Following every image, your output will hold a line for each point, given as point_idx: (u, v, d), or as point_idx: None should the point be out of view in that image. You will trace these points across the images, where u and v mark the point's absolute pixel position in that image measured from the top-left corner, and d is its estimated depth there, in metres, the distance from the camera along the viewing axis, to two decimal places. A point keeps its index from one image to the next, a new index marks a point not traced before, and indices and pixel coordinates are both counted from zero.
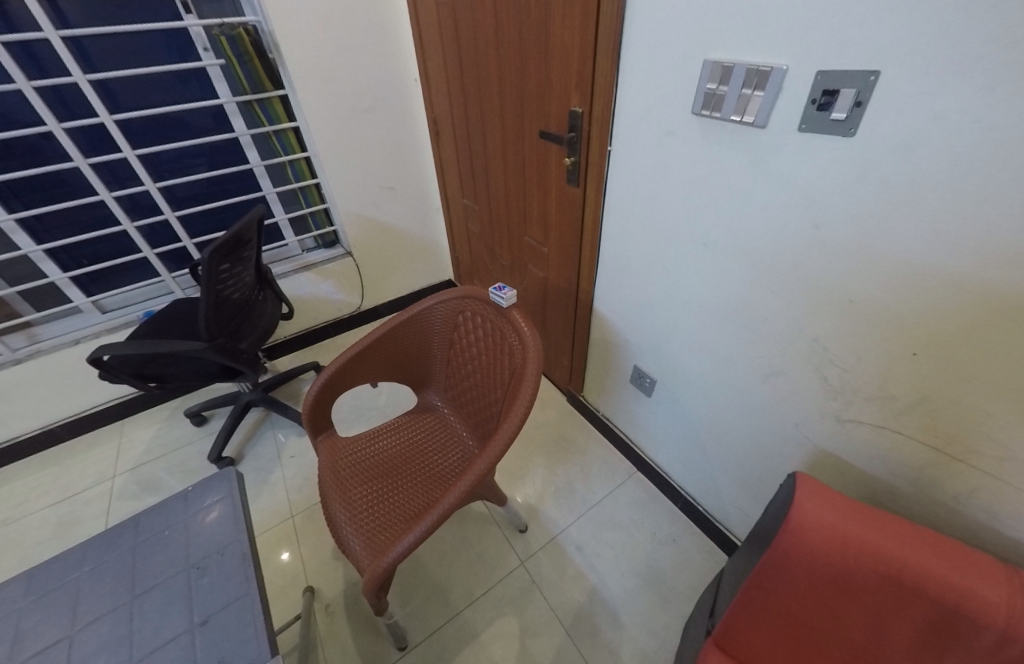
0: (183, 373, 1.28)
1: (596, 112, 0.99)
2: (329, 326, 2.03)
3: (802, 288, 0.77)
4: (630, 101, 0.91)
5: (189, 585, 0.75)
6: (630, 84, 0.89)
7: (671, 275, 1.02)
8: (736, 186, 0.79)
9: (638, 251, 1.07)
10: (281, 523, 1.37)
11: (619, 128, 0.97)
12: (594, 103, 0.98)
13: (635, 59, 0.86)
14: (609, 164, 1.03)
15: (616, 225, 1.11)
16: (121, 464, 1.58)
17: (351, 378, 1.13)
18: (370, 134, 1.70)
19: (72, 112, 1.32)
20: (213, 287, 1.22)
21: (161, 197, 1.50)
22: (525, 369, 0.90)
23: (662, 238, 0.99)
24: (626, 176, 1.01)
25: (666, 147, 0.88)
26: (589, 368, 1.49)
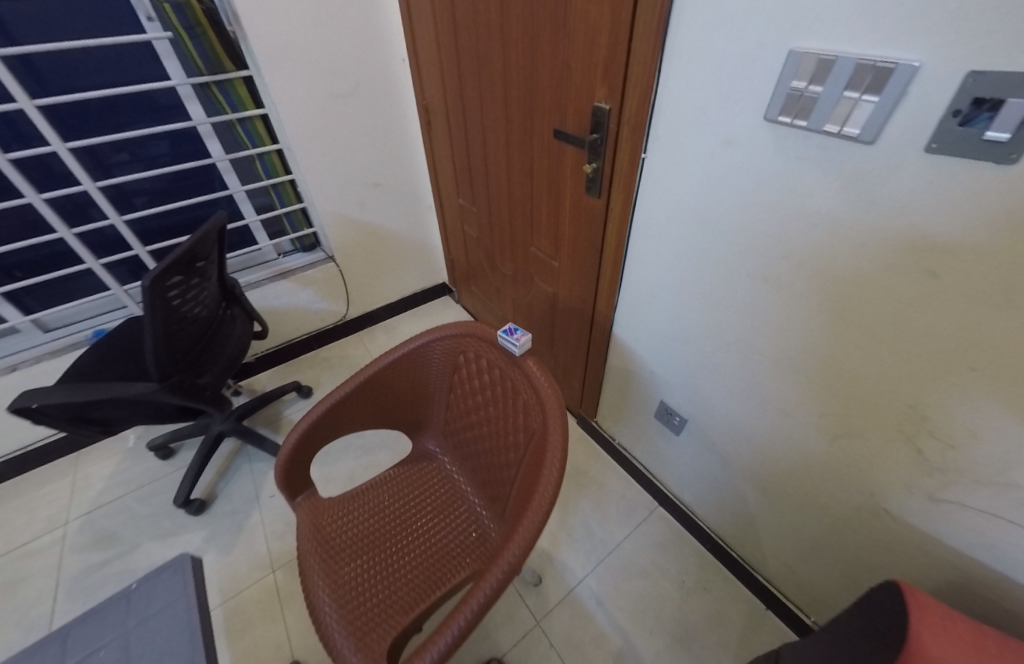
0: (131, 415, 1.13)
1: (629, 111, 0.80)
2: (311, 338, 1.84)
3: (907, 347, 0.61)
4: (678, 97, 0.72)
5: None
6: (679, 75, 0.70)
7: (716, 309, 0.86)
8: (820, 213, 0.62)
9: (675, 277, 0.91)
10: (261, 578, 1.26)
11: (658, 129, 0.78)
12: (626, 99, 0.80)
13: (688, 44, 0.67)
14: (643, 174, 0.85)
15: (647, 246, 0.93)
16: (74, 509, 1.46)
17: (339, 426, 1.04)
18: (352, 123, 1.48)
19: None
20: (164, 320, 1.06)
21: (104, 199, 1.27)
22: (546, 432, 0.77)
23: (711, 266, 0.82)
24: (664, 189, 0.83)
25: (722, 160, 0.71)
26: (605, 394, 1.34)
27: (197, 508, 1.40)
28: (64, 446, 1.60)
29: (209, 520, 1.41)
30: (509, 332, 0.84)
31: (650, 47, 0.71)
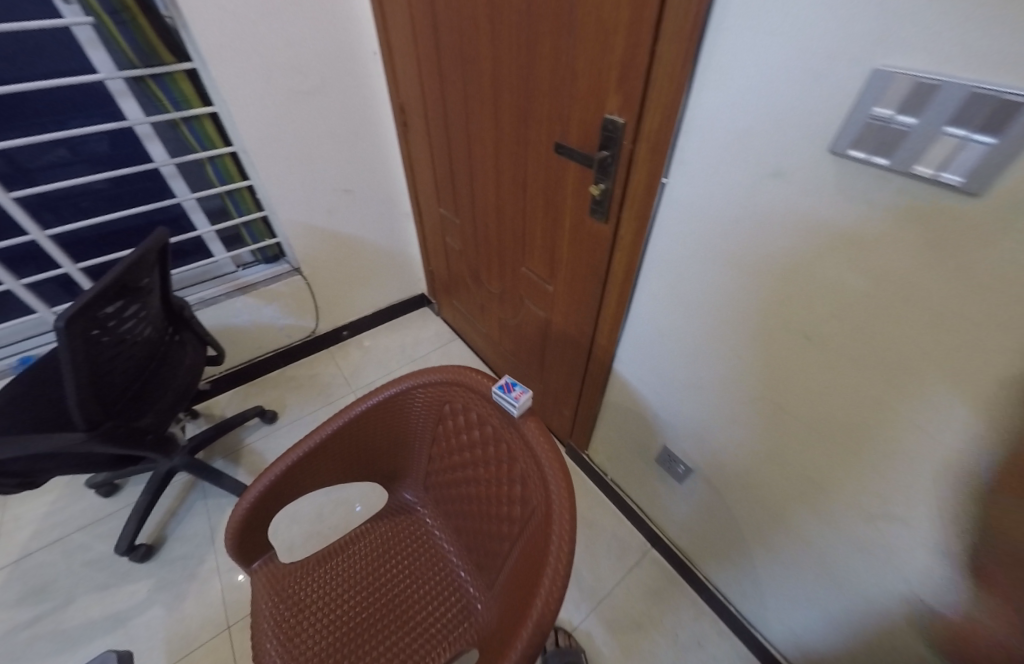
0: (57, 467, 0.97)
1: (649, 128, 0.68)
2: (276, 356, 1.66)
3: (991, 439, 0.50)
4: (715, 118, 0.60)
5: None
6: (716, 93, 0.58)
7: (739, 361, 0.75)
8: (889, 269, 0.51)
9: (691, 320, 0.79)
10: (215, 636, 1.11)
11: (687, 150, 0.65)
12: (646, 114, 0.67)
13: (732, 56, 0.55)
14: (660, 202, 0.73)
15: (661, 282, 0.81)
16: (0, 555, 1.26)
17: (303, 483, 0.90)
18: (318, 122, 1.30)
19: None
20: (89, 362, 0.90)
21: (22, 212, 1.07)
22: (550, 515, 0.66)
23: (743, 314, 0.70)
24: (687, 220, 0.71)
25: (765, 195, 0.59)
26: (600, 429, 1.23)
27: (144, 553, 1.22)
28: None
29: (156, 566, 1.24)
30: (507, 387, 0.74)
31: (681, 55, 0.59)
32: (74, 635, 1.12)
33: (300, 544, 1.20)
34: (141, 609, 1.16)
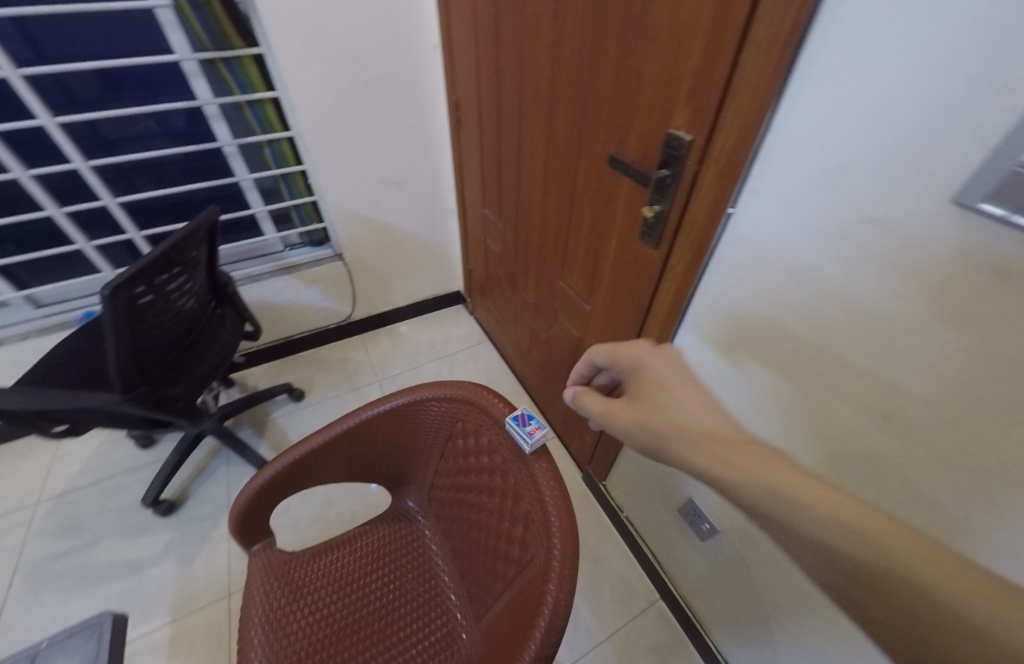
0: (97, 421, 1.03)
1: (720, 150, 0.59)
2: (311, 336, 1.70)
3: None
4: (802, 150, 0.51)
5: None
6: (808, 118, 0.50)
7: (792, 420, 0.65)
8: (881, 345, 0.51)
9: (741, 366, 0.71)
10: (215, 602, 1.14)
11: (764, 178, 0.57)
12: (717, 134, 0.59)
13: (839, 75, 0.46)
14: (723, 234, 0.66)
15: (714, 320, 0.73)
16: (48, 487, 1.36)
17: (309, 478, 0.89)
18: (374, 112, 1.29)
19: None
20: (132, 329, 0.93)
21: (97, 178, 1.14)
22: (549, 566, 0.60)
23: (809, 372, 0.60)
24: (754, 264, 0.63)
25: (857, 243, 0.49)
26: (620, 462, 1.16)
27: (166, 509, 1.28)
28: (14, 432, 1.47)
29: (175, 523, 1.29)
30: (521, 420, 0.71)
31: (771, 69, 0.50)
32: (95, 574, 1.18)
33: (305, 526, 1.20)
34: (155, 562, 1.21)
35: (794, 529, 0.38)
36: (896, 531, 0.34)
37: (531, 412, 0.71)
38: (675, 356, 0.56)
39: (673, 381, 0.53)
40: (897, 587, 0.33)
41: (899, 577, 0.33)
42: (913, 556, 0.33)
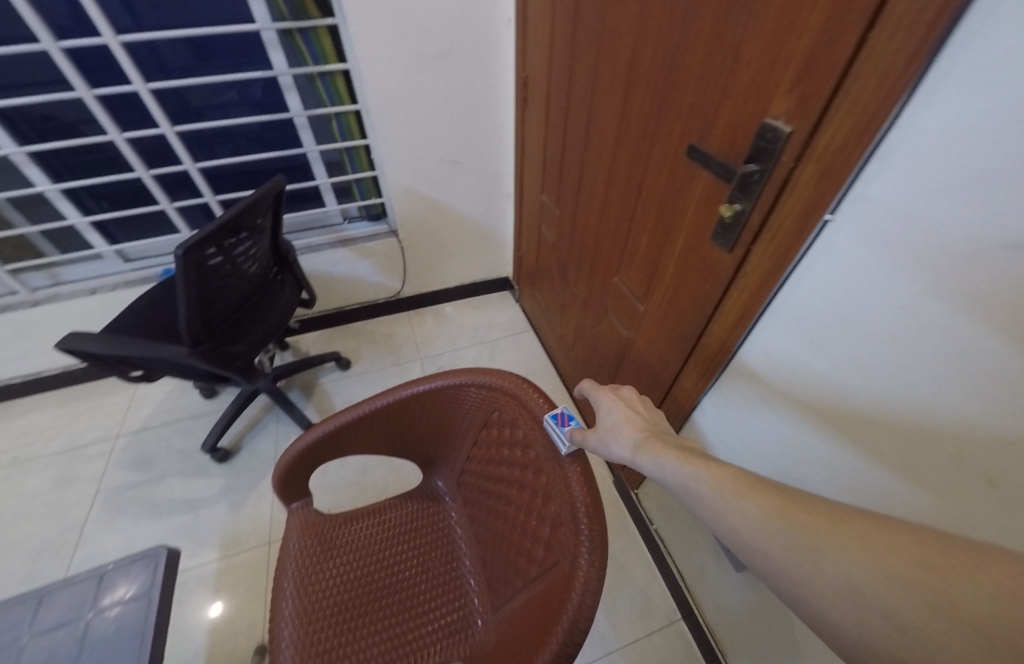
0: (167, 370, 1.12)
1: (823, 147, 0.54)
2: (362, 309, 1.76)
3: None
4: (928, 153, 0.47)
5: None
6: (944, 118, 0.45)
7: (877, 458, 0.60)
8: (1001, 391, 0.45)
9: (823, 388, 0.66)
10: (257, 548, 1.22)
11: (876, 181, 0.52)
12: (823, 128, 0.53)
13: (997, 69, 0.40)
14: (818, 239, 0.61)
15: (793, 335, 0.69)
16: (127, 423, 1.51)
17: (348, 446, 0.91)
18: (440, 89, 1.28)
19: (81, 23, 1.03)
20: (200, 289, 0.99)
21: (180, 144, 1.21)
22: (574, 573, 0.58)
23: (903, 405, 0.55)
24: (850, 279, 0.59)
25: (985, 266, 0.44)
26: None
27: (222, 456, 1.39)
28: (91, 374, 1.63)
29: (228, 470, 1.40)
30: (559, 420, 0.68)
31: (910, 53, 0.44)
32: (159, 506, 1.31)
33: (342, 489, 1.26)
34: (209, 504, 1.32)
35: (711, 515, 0.45)
36: (764, 492, 0.42)
37: (571, 412, 0.68)
38: (637, 396, 0.68)
39: (628, 411, 0.64)
40: (775, 543, 0.39)
41: (778, 531, 0.39)
42: (782, 510, 0.40)
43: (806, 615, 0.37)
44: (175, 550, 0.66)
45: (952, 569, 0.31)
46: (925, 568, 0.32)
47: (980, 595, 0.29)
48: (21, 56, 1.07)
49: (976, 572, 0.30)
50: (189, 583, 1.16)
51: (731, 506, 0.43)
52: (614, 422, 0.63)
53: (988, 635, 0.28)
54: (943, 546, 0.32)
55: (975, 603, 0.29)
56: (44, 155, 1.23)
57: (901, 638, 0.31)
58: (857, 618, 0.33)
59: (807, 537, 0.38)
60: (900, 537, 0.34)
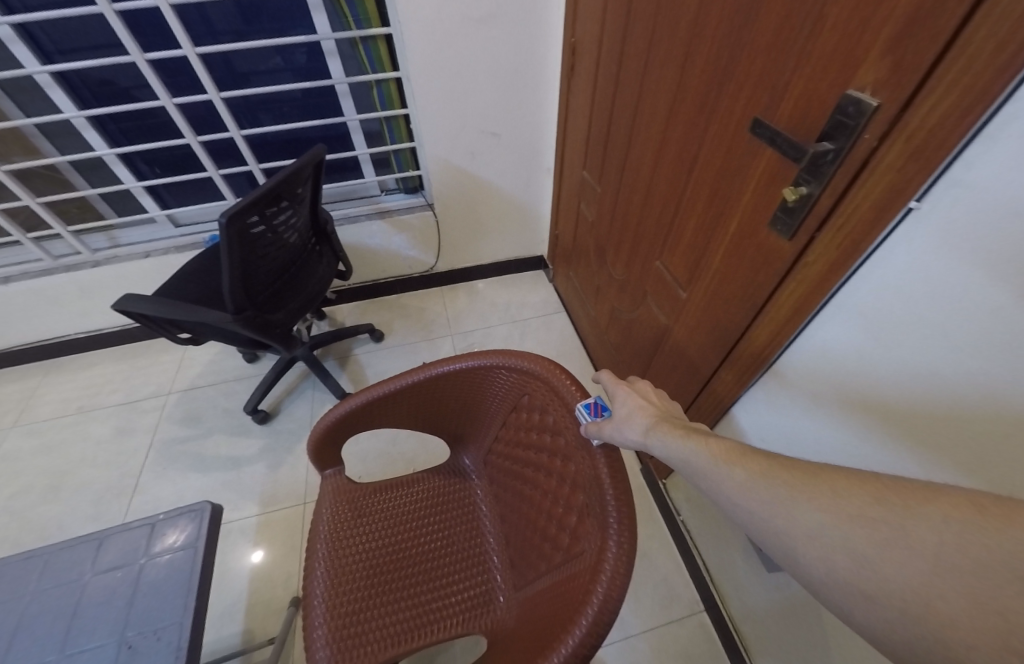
0: (212, 334, 1.16)
1: (916, 124, 0.48)
2: (396, 282, 1.77)
3: None
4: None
5: None
6: None
7: (949, 470, 0.55)
8: None
9: (890, 394, 0.61)
10: (292, 507, 1.29)
11: (979, 165, 0.46)
12: (917, 102, 0.47)
13: None
14: (899, 227, 0.55)
15: (856, 333, 0.64)
16: (178, 381, 1.60)
17: (380, 418, 0.93)
18: (483, 55, 1.23)
19: None
20: (243, 257, 1.01)
21: (227, 111, 1.21)
22: (600, 564, 0.57)
23: (979, 410, 0.51)
24: (935, 275, 0.52)
25: None
26: None
27: (262, 418, 1.46)
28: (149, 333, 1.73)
29: (268, 431, 1.47)
30: (591, 409, 0.65)
31: None
32: (206, 460, 1.40)
33: (372, 458, 1.30)
34: (250, 462, 1.39)
35: (708, 480, 0.47)
36: (750, 458, 0.44)
37: (604, 402, 0.66)
38: (652, 391, 0.66)
39: (641, 400, 0.62)
40: (760, 499, 0.41)
41: (761, 489, 0.41)
42: (767, 470, 0.42)
43: (787, 563, 0.39)
44: (217, 506, 0.70)
45: (912, 507, 0.33)
46: (886, 509, 0.34)
47: (937, 530, 0.32)
48: (80, 19, 1.09)
49: (932, 511, 0.32)
50: (232, 533, 1.24)
51: (724, 472, 0.45)
52: (629, 412, 0.61)
53: (945, 563, 0.31)
54: (903, 488, 0.35)
55: (934, 536, 0.32)
56: (102, 120, 1.28)
57: (868, 571, 0.33)
58: (832, 561, 0.35)
59: (786, 492, 0.40)
60: (865, 486, 0.37)
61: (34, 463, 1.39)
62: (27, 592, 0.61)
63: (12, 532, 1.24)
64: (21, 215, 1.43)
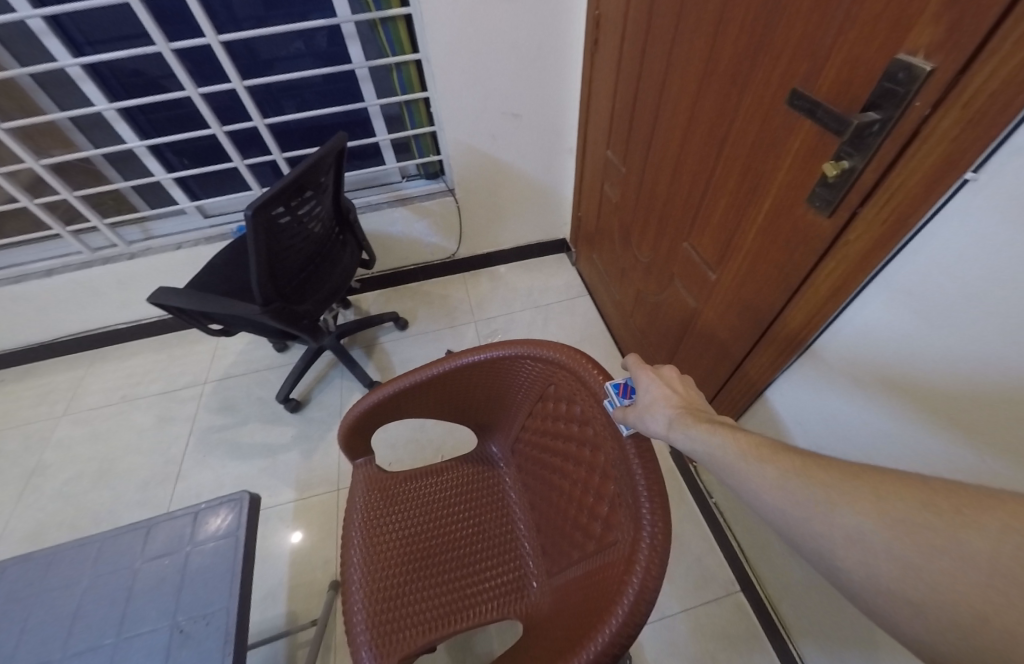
0: (243, 325, 1.19)
1: (974, 90, 0.43)
2: (418, 269, 1.77)
3: None
4: None
5: (167, 655, 0.59)
6: None
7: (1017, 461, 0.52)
8: None
9: (942, 380, 0.56)
10: (327, 493, 1.33)
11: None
12: (978, 63, 0.42)
13: None
14: (954, 200, 0.50)
15: (902, 317, 0.60)
16: (213, 371, 1.66)
17: (407, 409, 0.94)
18: (505, 29, 1.17)
19: None
20: (269, 248, 1.02)
21: (250, 99, 1.21)
22: (634, 555, 0.57)
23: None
24: (992, 254, 0.48)
25: None
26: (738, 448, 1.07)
27: (294, 406, 1.50)
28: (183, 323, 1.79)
29: (300, 419, 1.52)
30: (621, 391, 0.64)
31: None
32: (244, 447, 1.45)
33: (401, 445, 1.33)
34: (286, 449, 1.44)
35: (737, 476, 0.44)
36: (784, 455, 0.42)
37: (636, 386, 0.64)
38: (678, 375, 0.62)
39: (666, 389, 0.59)
40: (793, 498, 0.39)
41: (794, 488, 0.39)
42: (802, 469, 0.40)
43: (820, 567, 0.36)
44: (256, 497, 0.72)
45: (966, 516, 0.30)
46: (935, 517, 0.31)
47: (992, 541, 0.28)
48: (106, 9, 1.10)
49: (987, 518, 0.29)
50: (271, 517, 1.29)
51: (754, 468, 0.43)
52: (652, 399, 0.59)
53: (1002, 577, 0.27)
54: (957, 495, 0.31)
55: (988, 548, 0.28)
56: (131, 112, 1.29)
57: (914, 582, 0.30)
58: (871, 567, 0.33)
59: (821, 493, 0.37)
60: (914, 491, 0.33)
61: (85, 450, 1.47)
62: (85, 576, 0.65)
63: (70, 515, 1.33)
64: (60, 209, 1.49)
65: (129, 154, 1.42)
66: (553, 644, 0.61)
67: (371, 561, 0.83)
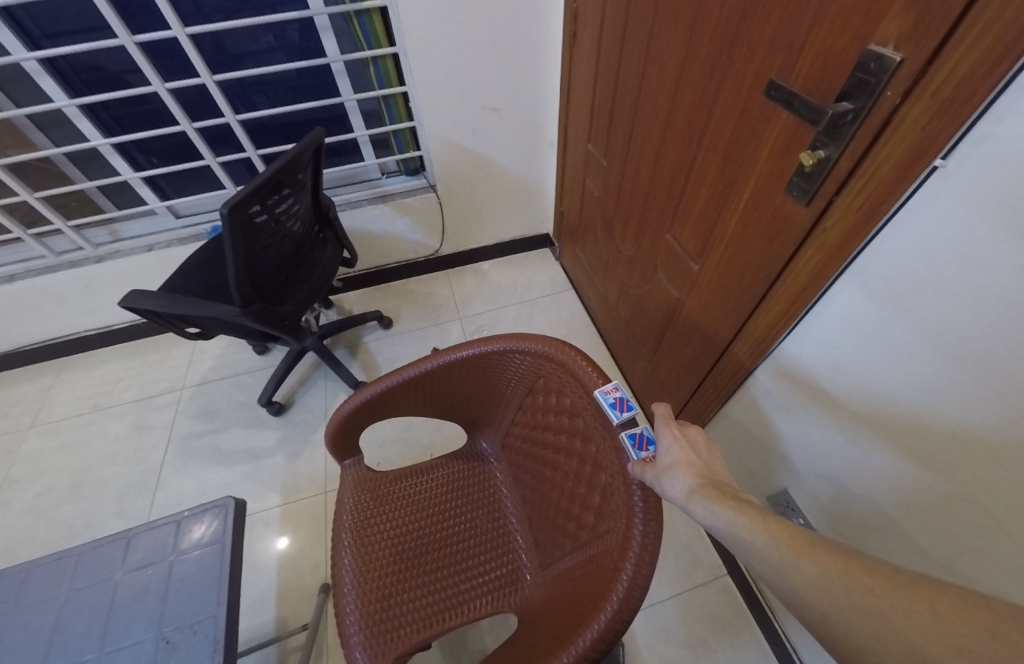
0: (221, 328, 1.15)
1: (942, 78, 0.45)
2: (402, 267, 1.75)
3: None
4: None
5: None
6: None
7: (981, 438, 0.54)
8: None
9: (912, 361, 0.58)
10: (314, 496, 1.31)
11: (1012, 116, 0.43)
12: (944, 53, 0.44)
13: None
14: (924, 185, 0.52)
15: (871, 301, 0.62)
16: (190, 376, 1.61)
17: (395, 407, 0.93)
18: (483, 21, 1.16)
19: None
20: (247, 248, 0.99)
21: (220, 94, 1.17)
22: (626, 543, 0.57)
23: (992, 384, 0.50)
24: (955, 237, 0.50)
25: None
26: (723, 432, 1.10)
27: (277, 409, 1.46)
28: (157, 327, 1.73)
29: (284, 423, 1.48)
30: (637, 443, 0.60)
31: None
32: (226, 454, 1.42)
33: (389, 445, 1.32)
34: (270, 454, 1.41)
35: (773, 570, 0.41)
36: (825, 550, 0.39)
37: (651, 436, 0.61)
38: (705, 441, 0.60)
39: (690, 454, 0.57)
40: (842, 605, 0.36)
41: (840, 592, 0.37)
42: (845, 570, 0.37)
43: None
44: (242, 501, 0.71)
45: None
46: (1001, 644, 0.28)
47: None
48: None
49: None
50: (257, 523, 1.26)
51: (795, 564, 0.40)
52: (673, 462, 0.56)
53: None
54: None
55: None
56: (93, 109, 1.24)
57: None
58: None
59: (870, 600, 0.35)
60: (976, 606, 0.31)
61: (56, 463, 1.41)
62: (62, 589, 0.63)
63: (41, 530, 1.27)
64: (18, 211, 1.40)
65: (94, 153, 1.36)
66: (549, 634, 0.61)
67: (362, 562, 0.82)
